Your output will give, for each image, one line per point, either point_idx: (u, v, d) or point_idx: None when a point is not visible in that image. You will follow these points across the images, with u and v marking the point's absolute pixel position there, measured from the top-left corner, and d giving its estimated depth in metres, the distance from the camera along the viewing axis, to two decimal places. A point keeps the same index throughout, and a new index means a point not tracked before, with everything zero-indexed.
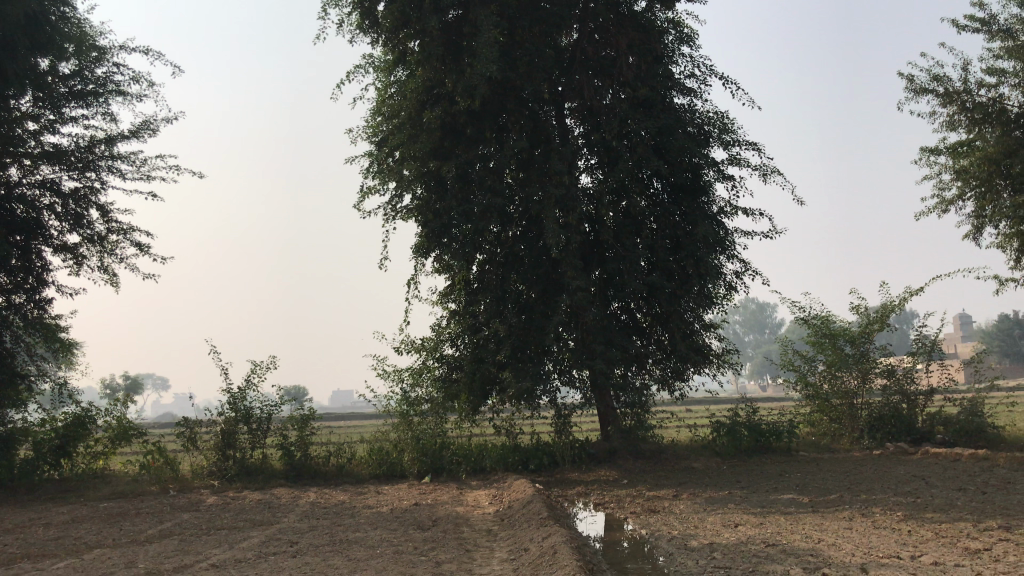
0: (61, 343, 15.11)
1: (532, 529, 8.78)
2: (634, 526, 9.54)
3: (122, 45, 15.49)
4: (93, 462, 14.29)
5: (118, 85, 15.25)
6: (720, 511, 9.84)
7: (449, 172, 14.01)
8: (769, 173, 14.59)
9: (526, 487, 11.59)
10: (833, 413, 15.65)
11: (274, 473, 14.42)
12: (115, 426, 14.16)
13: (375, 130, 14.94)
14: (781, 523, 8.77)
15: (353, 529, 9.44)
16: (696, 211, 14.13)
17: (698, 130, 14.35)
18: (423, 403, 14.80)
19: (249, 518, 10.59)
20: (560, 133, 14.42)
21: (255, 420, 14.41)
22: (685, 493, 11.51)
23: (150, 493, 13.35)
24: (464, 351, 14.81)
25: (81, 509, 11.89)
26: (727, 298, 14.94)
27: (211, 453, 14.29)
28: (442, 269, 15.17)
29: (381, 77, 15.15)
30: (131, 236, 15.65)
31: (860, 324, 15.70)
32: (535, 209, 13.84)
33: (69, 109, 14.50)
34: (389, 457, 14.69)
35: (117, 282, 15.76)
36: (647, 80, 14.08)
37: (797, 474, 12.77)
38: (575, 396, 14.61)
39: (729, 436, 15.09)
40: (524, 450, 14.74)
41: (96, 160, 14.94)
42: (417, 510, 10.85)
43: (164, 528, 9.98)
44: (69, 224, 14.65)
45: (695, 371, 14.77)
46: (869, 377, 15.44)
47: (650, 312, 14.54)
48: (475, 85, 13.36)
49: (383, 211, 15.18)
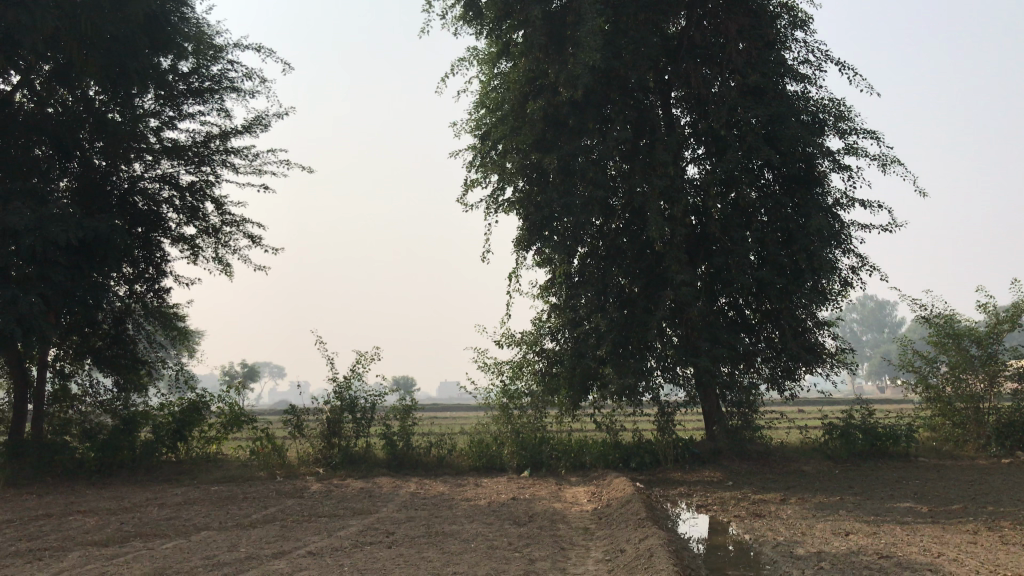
0: (180, 331, 15.65)
1: (629, 529, 8.54)
2: (737, 530, 9.15)
3: (237, 43, 16.02)
4: (206, 446, 14.88)
5: (232, 81, 15.77)
6: (830, 518, 9.33)
7: (552, 164, 13.86)
8: (889, 163, 13.79)
9: (625, 485, 11.33)
10: (957, 418, 14.71)
11: (377, 462, 14.62)
12: (228, 412, 14.67)
13: (478, 124, 15.02)
14: (898, 534, 8.22)
15: (449, 522, 9.42)
16: (809, 203, 13.50)
17: (813, 118, 13.69)
18: (524, 397, 14.76)
19: (350, 506, 10.72)
20: (666, 123, 14.04)
21: (360, 410, 14.58)
22: (793, 498, 11.00)
23: (258, 478, 13.79)
24: (565, 344, 14.67)
25: (195, 492, 12.35)
26: (843, 294, 14.22)
27: (316, 440, 14.63)
28: (544, 262, 15.01)
29: (484, 70, 15.12)
30: (243, 227, 16.17)
31: (987, 323, 14.65)
32: (638, 201, 13.51)
33: (186, 106, 15.11)
34: (488, 449, 14.69)
35: (230, 272, 16.32)
36: (757, 67, 13.53)
37: (916, 481, 12.03)
38: (679, 393, 14.23)
39: (843, 438, 14.35)
40: (625, 447, 14.44)
41: (211, 154, 15.49)
42: (514, 505, 10.74)
43: (268, 514, 10.20)
44: (186, 216, 15.26)
45: (806, 370, 14.13)
46: (998, 380, 14.45)
47: (760, 308, 14.04)
48: (579, 75, 13.16)
49: (485, 204, 15.19)
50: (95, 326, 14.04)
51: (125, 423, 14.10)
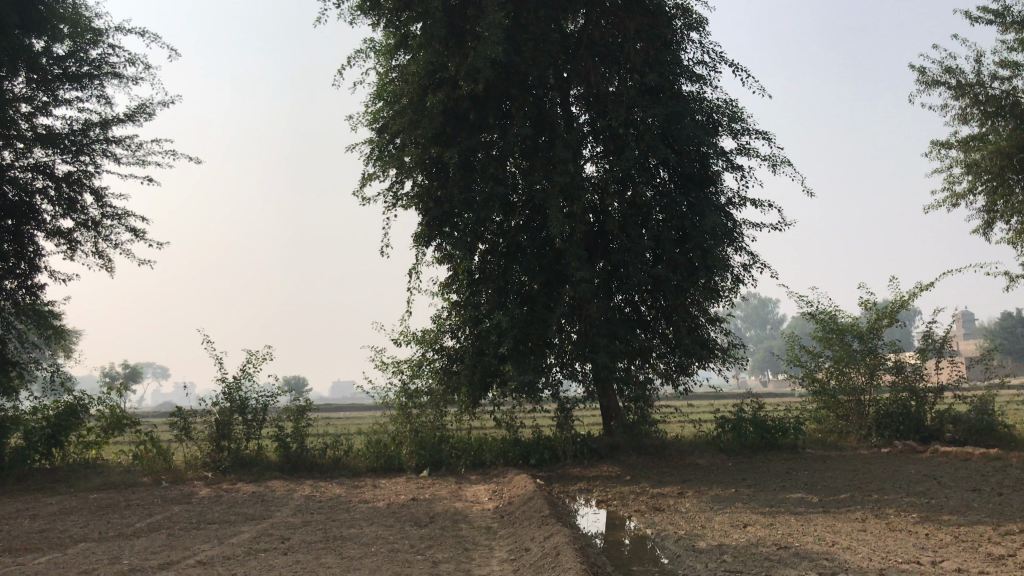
0: (55, 330, 14.75)
1: (533, 527, 8.47)
2: (637, 524, 9.22)
3: (118, 27, 15.15)
4: (85, 452, 14.05)
5: (113, 67, 14.92)
6: (728, 510, 9.53)
7: (451, 159, 13.70)
8: (779, 163, 14.21)
9: (527, 482, 11.28)
10: (840, 410, 15.34)
11: (270, 465, 14.10)
12: (109, 415, 13.89)
13: (375, 117, 14.67)
14: (793, 524, 8.46)
15: (347, 525, 9.12)
16: (704, 201, 13.78)
17: (707, 118, 13.97)
18: (423, 395, 14.51)
19: (241, 512, 10.28)
20: (565, 121, 13.95)
21: (251, 411, 14.04)
22: (690, 491, 11.20)
23: (141, 484, 13.10)
24: (464, 342, 14.51)
25: (71, 501, 11.59)
26: (734, 291, 14.59)
27: (205, 443, 13.98)
28: (444, 259, 14.80)
29: (382, 62, 14.78)
30: (126, 221, 15.33)
31: (868, 320, 15.34)
32: (538, 198, 13.49)
33: (62, 91, 14.18)
34: (386, 450, 14.39)
35: (112, 267, 15.44)
36: (655, 67, 13.71)
37: (805, 472, 12.44)
38: (577, 389, 14.27)
39: (734, 431, 14.76)
40: (525, 444, 14.39)
41: (90, 143, 14.61)
42: (414, 506, 10.52)
43: (153, 522, 9.65)
44: (62, 208, 14.33)
45: (700, 365, 14.45)
46: (877, 373, 15.11)
47: (656, 305, 14.21)
48: (479, 69, 13.00)
49: (383, 198, 14.85)
50: None
51: None
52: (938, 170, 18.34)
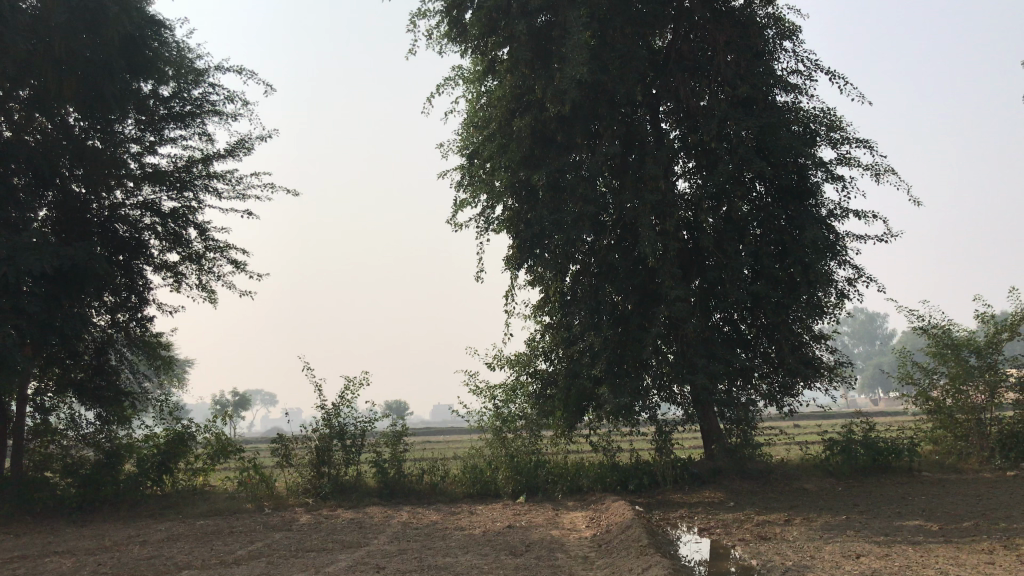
0: (164, 360, 15.26)
1: (632, 557, 8.17)
2: (741, 554, 8.80)
3: (218, 66, 15.76)
4: (193, 478, 14.48)
5: (214, 105, 15.49)
6: (839, 540, 8.99)
7: (541, 181, 13.62)
8: (882, 172, 13.57)
9: (625, 510, 10.96)
10: (959, 430, 14.41)
11: (369, 491, 14.20)
12: (214, 442, 14.23)
13: (465, 143, 14.75)
14: (911, 555, 7.90)
15: (443, 554, 9.03)
16: (803, 214, 13.26)
17: (804, 129, 13.47)
18: (518, 420, 14.46)
19: (338, 539, 10.33)
20: (655, 137, 13.74)
21: (350, 437, 14.16)
22: (798, 518, 10.64)
23: (245, 510, 13.38)
24: (558, 364, 14.39)
25: (179, 527, 11.93)
26: (839, 307, 13.94)
27: (305, 469, 14.21)
28: (536, 281, 14.70)
29: (470, 88, 14.87)
30: (227, 253, 15.84)
31: (985, 333, 14.47)
32: (629, 217, 13.24)
33: (168, 131, 14.81)
34: (483, 475, 14.24)
35: (215, 298, 15.96)
36: (747, 78, 13.29)
37: (923, 497, 11.69)
38: (677, 412, 13.81)
39: (844, 454, 13.97)
40: (623, 469, 14.04)
41: (194, 179, 15.19)
42: (510, 534, 10.34)
43: (253, 549, 9.80)
44: (169, 243, 14.92)
45: (805, 386, 13.78)
46: (998, 391, 14.15)
47: (756, 323, 13.77)
48: (565, 90, 12.87)
49: (476, 224, 14.90)
50: (76, 356, 13.78)
51: (108, 457, 13.73)
52: None
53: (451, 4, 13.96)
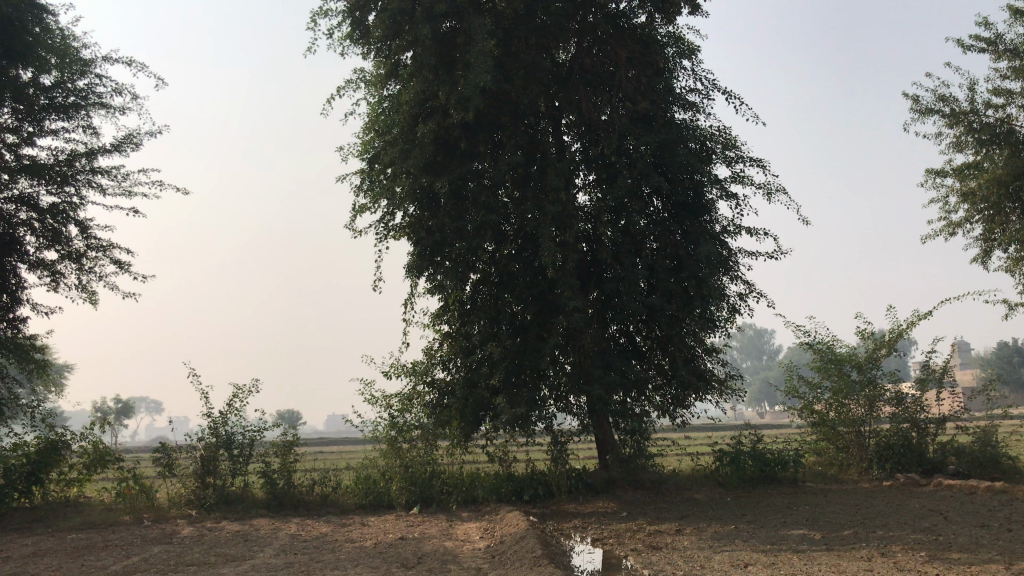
0: (37, 364, 14.31)
1: (525, 568, 8.10)
2: (633, 564, 8.87)
3: (106, 57, 15.02)
4: (66, 490, 13.67)
5: (100, 97, 14.75)
6: (727, 549, 9.18)
7: (443, 188, 13.48)
8: (774, 191, 14.04)
9: (520, 520, 10.90)
10: (840, 442, 14.99)
11: (256, 503, 13.67)
12: (92, 451, 13.48)
13: (365, 147, 14.43)
14: (796, 563, 8.11)
15: (332, 567, 8.75)
16: (698, 230, 13.57)
17: (700, 146, 13.80)
18: (413, 430, 14.17)
19: (222, 553, 9.89)
20: (557, 149, 13.81)
21: (237, 446, 13.62)
22: (688, 528, 10.82)
23: (123, 523, 12.66)
24: (456, 374, 14.24)
25: (48, 541, 11.20)
26: (731, 321, 14.32)
27: (189, 480, 13.57)
28: (435, 290, 14.53)
29: (372, 92, 14.58)
30: (111, 253, 15.08)
31: (866, 349, 15.08)
32: (530, 227, 13.24)
33: (49, 122, 13.99)
34: (375, 486, 13.98)
35: (96, 299, 15.15)
36: (647, 94, 13.55)
37: (807, 507, 12.08)
38: (572, 422, 13.86)
39: (733, 465, 14.35)
40: (518, 479, 14.01)
41: (76, 174, 14.39)
42: (402, 546, 10.13)
43: (129, 564, 9.27)
44: (46, 240, 14.09)
45: (696, 397, 14.13)
46: (877, 405, 14.78)
47: (651, 335, 13.91)
48: (469, 97, 12.80)
49: (375, 230, 14.62)
50: None
51: None
52: (934, 199, 18.34)
53: (354, 5, 13.72)
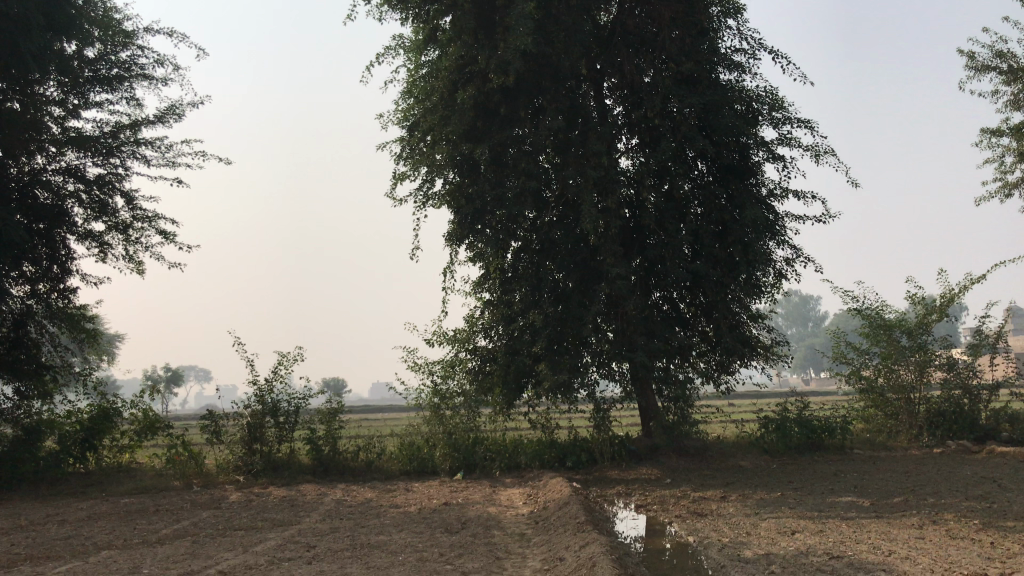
0: (87, 333, 14.68)
1: (568, 534, 8.06)
2: (677, 530, 8.78)
3: (147, 28, 15.09)
4: (118, 456, 14.00)
5: (142, 68, 14.84)
6: (773, 516, 9.06)
7: (483, 154, 13.35)
8: (822, 153, 13.67)
9: (563, 486, 10.89)
10: (889, 408, 14.68)
11: (302, 469, 13.87)
12: (142, 418, 13.69)
13: (405, 115, 14.34)
14: (845, 531, 7.95)
15: (376, 532, 8.82)
16: (744, 194, 13.28)
17: (747, 108, 13.45)
18: (456, 397, 14.14)
19: (269, 518, 10.02)
20: (599, 113, 13.58)
21: (283, 414, 13.78)
22: (733, 495, 10.72)
23: (173, 488, 12.93)
24: (498, 341, 14.14)
25: (101, 506, 11.48)
26: (777, 287, 14.05)
27: (236, 446, 13.73)
28: (476, 257, 14.47)
29: (411, 58, 14.45)
30: (156, 223, 15.25)
31: (917, 314, 14.73)
32: (572, 193, 13.06)
33: (93, 94, 14.13)
34: (419, 453, 14.12)
35: (143, 269, 15.37)
36: (691, 55, 13.22)
37: (854, 474, 11.89)
38: (615, 390, 13.77)
39: (778, 431, 14.19)
40: (561, 446, 14.01)
41: (120, 145, 14.54)
42: (446, 511, 10.19)
43: (179, 528, 9.43)
44: (93, 211, 14.29)
45: (741, 364, 13.93)
46: (927, 370, 14.45)
47: (695, 302, 13.78)
48: (509, 61, 12.61)
49: (414, 198, 14.57)
50: None
51: (28, 433, 13.11)
52: (989, 159, 17.75)
53: None
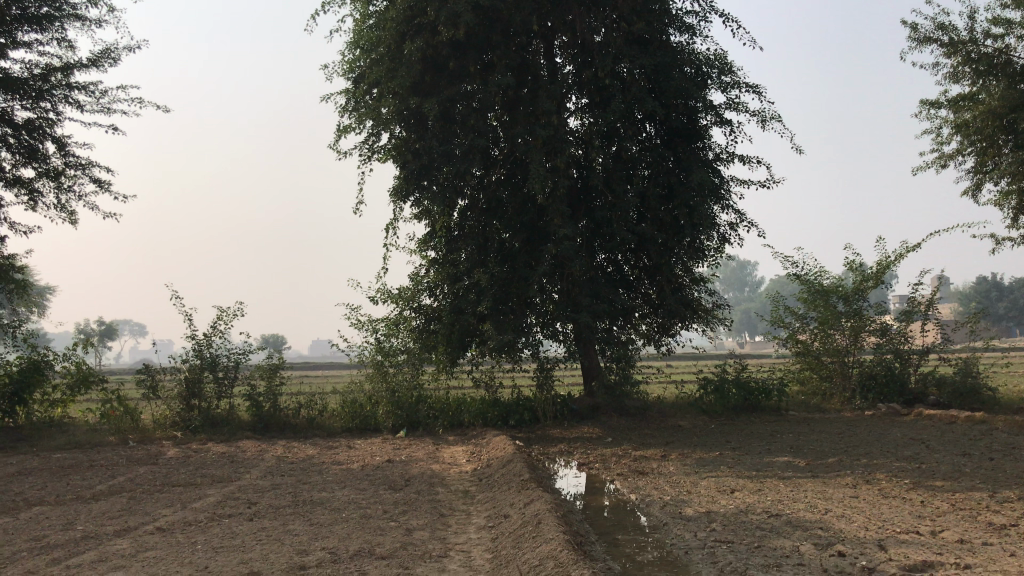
0: (16, 284, 14.07)
1: (511, 492, 8.07)
2: (619, 488, 8.89)
3: None
4: (50, 410, 13.61)
5: (74, 8, 14.17)
6: (712, 474, 9.24)
7: (431, 110, 13.12)
8: (768, 119, 13.80)
9: (506, 444, 10.93)
10: (824, 371, 15.12)
11: (241, 425, 13.63)
12: (74, 371, 13.33)
13: (351, 67, 13.99)
14: (783, 489, 8.17)
15: (318, 489, 8.73)
16: (691, 158, 13.34)
17: (696, 70, 13.45)
18: (399, 354, 14.13)
19: (208, 474, 9.83)
20: (549, 71, 13.44)
21: (222, 368, 13.55)
22: (673, 454, 10.89)
23: (108, 444, 12.63)
24: (442, 300, 14.08)
25: (31, 461, 11.12)
26: (720, 251, 14.22)
27: (174, 402, 13.50)
28: (421, 214, 14.31)
29: (358, 7, 14.06)
30: (90, 171, 14.69)
31: (854, 281, 15.02)
32: (520, 151, 12.96)
33: (21, 33, 13.44)
34: (362, 410, 14.03)
35: (76, 219, 14.82)
36: (643, 15, 13.15)
37: (789, 434, 12.19)
38: (558, 350, 13.89)
39: (716, 393, 14.50)
40: (504, 405, 14.05)
41: (51, 89, 13.90)
42: (389, 468, 10.13)
43: (114, 484, 9.21)
44: (22, 156, 13.68)
45: (683, 325, 14.13)
46: (861, 335, 14.77)
47: (639, 264, 13.88)
48: (459, 13, 12.34)
49: (359, 151, 14.28)
50: None
51: None
52: (927, 130, 18.10)
53: None
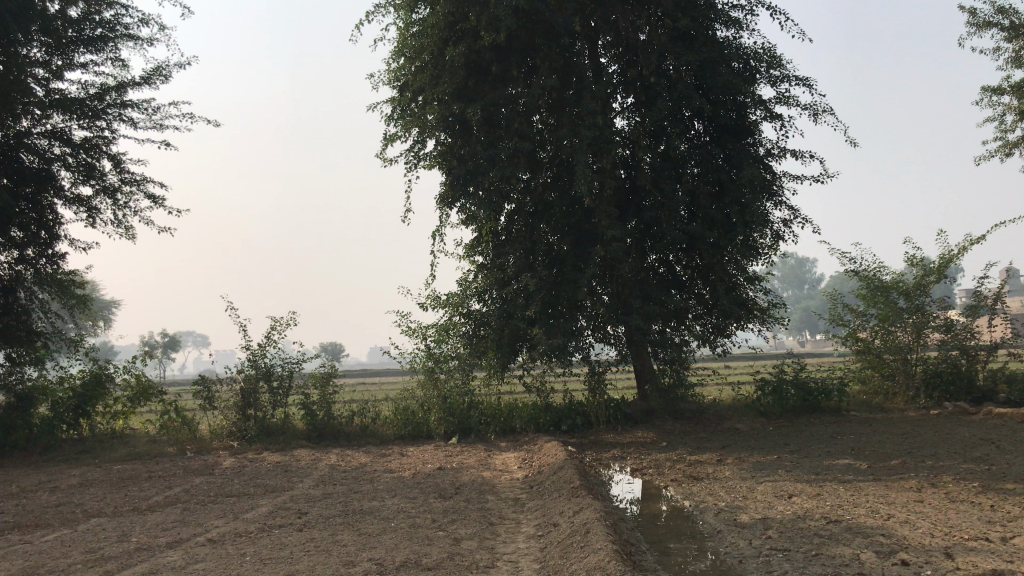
0: (78, 299, 14.37)
1: (562, 500, 7.94)
2: (674, 494, 8.69)
3: None
4: (112, 422, 13.94)
5: (127, 29, 14.51)
6: (770, 479, 8.98)
7: (475, 115, 13.08)
8: (821, 112, 13.42)
9: (558, 450, 10.79)
10: (887, 370, 14.58)
11: (296, 434, 13.76)
12: (134, 384, 13.64)
13: (395, 75, 14.03)
14: (842, 494, 7.90)
15: (369, 498, 8.72)
16: (741, 154, 13.05)
17: (744, 65, 13.17)
18: (450, 360, 14.09)
19: (262, 484, 9.92)
20: (594, 72, 13.29)
21: (276, 378, 13.70)
22: (730, 458, 10.63)
23: (167, 454, 12.86)
24: (491, 305, 13.93)
25: (93, 472, 11.38)
26: (774, 248, 13.88)
27: (230, 412, 13.68)
28: (468, 220, 14.27)
29: (401, 15, 14.10)
30: (145, 187, 15.01)
31: (915, 276, 14.54)
32: (566, 153, 12.83)
33: (78, 55, 13.79)
34: (415, 417, 14.08)
35: (132, 234, 15.15)
36: (687, 11, 12.93)
37: (851, 436, 11.80)
38: (610, 352, 13.60)
39: (775, 394, 14.03)
40: (557, 410, 13.90)
41: (107, 108, 14.24)
42: (440, 476, 10.08)
43: (170, 495, 9.35)
44: (81, 174, 14.02)
45: (738, 326, 13.78)
46: (924, 332, 14.28)
47: (691, 264, 13.63)
48: (501, 17, 12.29)
49: (405, 159, 14.31)
50: None
51: (20, 400, 13.07)
52: (989, 118, 17.48)
53: None
